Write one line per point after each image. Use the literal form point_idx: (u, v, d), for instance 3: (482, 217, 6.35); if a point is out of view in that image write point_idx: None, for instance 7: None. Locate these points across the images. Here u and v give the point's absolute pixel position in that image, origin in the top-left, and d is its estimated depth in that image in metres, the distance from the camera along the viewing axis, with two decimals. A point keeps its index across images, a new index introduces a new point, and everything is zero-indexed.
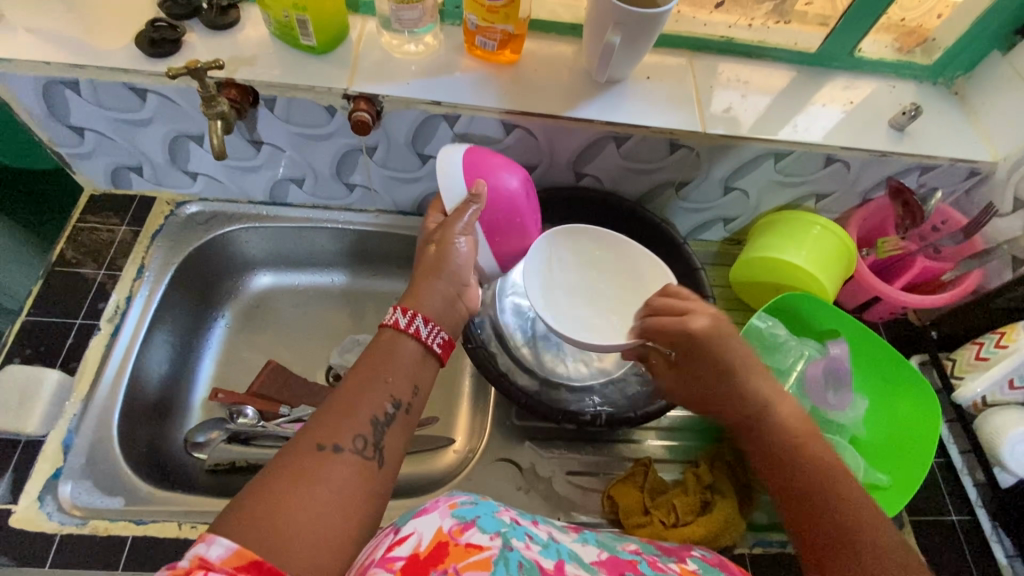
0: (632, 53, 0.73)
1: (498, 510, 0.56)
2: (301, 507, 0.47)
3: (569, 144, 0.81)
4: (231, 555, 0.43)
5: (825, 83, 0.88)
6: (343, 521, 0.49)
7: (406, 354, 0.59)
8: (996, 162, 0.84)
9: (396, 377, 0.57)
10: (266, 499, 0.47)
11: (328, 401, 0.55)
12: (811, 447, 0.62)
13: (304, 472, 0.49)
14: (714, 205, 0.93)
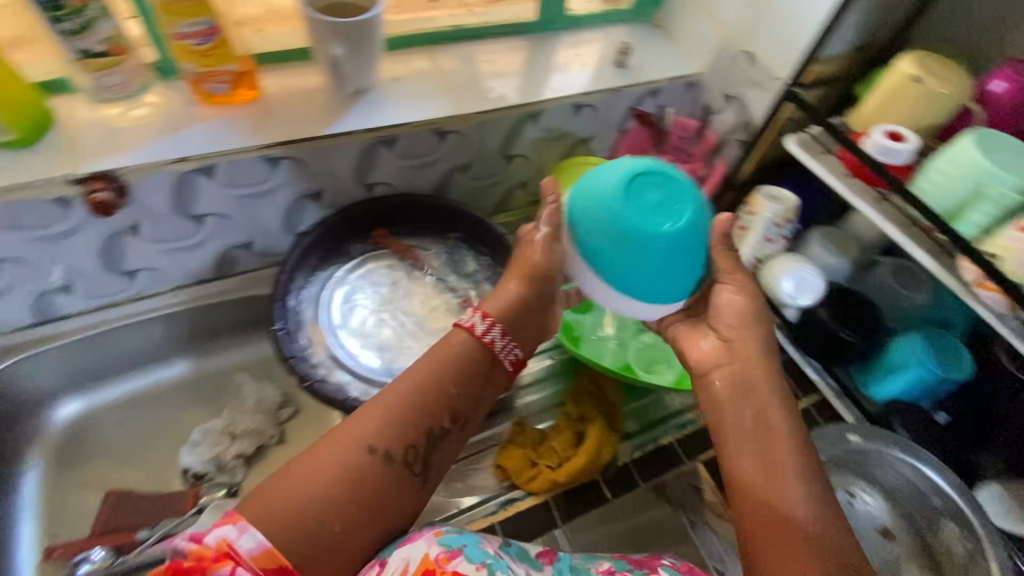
0: (362, 60, 0.76)
1: (482, 541, 0.55)
2: (326, 504, 0.51)
3: (343, 162, 0.81)
4: (261, 552, 0.48)
5: (554, 44, 0.98)
6: (359, 530, 0.53)
7: (465, 353, 0.60)
8: (701, 72, 1.00)
9: (458, 385, 0.58)
10: (305, 477, 0.52)
11: (398, 384, 0.58)
12: (777, 425, 0.54)
13: (347, 469, 0.53)
14: (504, 175, 0.99)
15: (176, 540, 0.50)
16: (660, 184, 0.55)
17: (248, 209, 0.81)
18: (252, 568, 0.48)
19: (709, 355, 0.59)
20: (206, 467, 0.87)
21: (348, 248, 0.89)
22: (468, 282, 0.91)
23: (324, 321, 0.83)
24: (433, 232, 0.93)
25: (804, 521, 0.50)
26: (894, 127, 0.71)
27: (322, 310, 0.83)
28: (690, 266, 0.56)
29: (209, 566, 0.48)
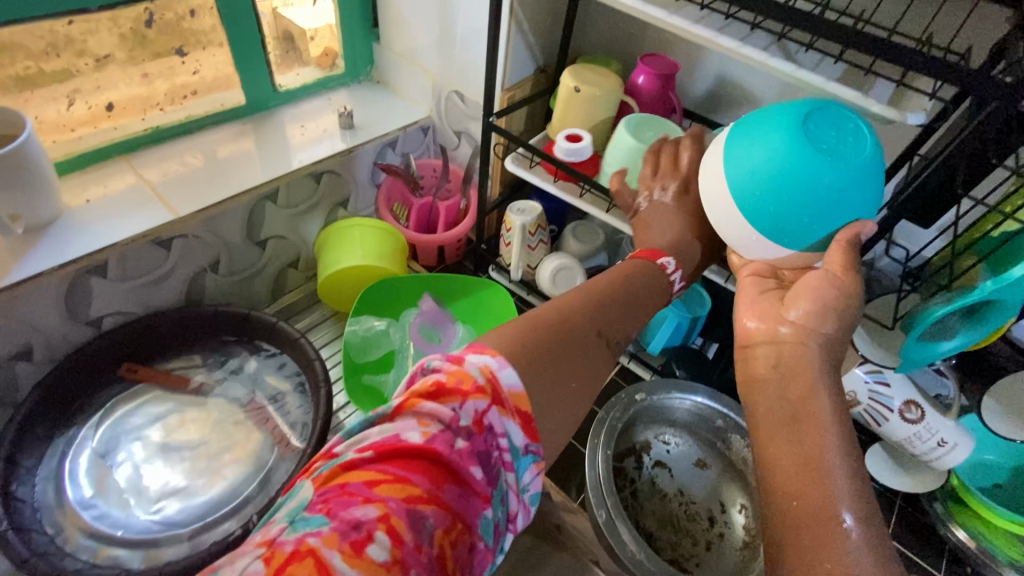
0: (21, 193, 0.68)
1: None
2: (558, 379, 0.43)
3: (42, 307, 0.71)
4: (515, 393, 0.40)
5: (274, 121, 0.97)
6: (562, 415, 0.43)
7: (656, 287, 0.55)
8: (429, 115, 1.06)
9: (651, 275, 0.56)
10: (531, 330, 0.43)
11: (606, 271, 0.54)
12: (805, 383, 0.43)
13: (575, 339, 0.45)
14: (266, 261, 0.95)
15: (416, 367, 0.40)
16: (831, 123, 0.50)
17: None
18: (508, 406, 0.39)
19: (794, 318, 0.44)
20: None
21: (95, 397, 0.77)
22: (252, 384, 0.83)
23: (79, 494, 0.70)
24: (195, 344, 0.84)
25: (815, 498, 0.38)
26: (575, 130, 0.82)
27: (74, 482, 0.71)
28: (869, 196, 0.49)
29: (471, 389, 0.38)
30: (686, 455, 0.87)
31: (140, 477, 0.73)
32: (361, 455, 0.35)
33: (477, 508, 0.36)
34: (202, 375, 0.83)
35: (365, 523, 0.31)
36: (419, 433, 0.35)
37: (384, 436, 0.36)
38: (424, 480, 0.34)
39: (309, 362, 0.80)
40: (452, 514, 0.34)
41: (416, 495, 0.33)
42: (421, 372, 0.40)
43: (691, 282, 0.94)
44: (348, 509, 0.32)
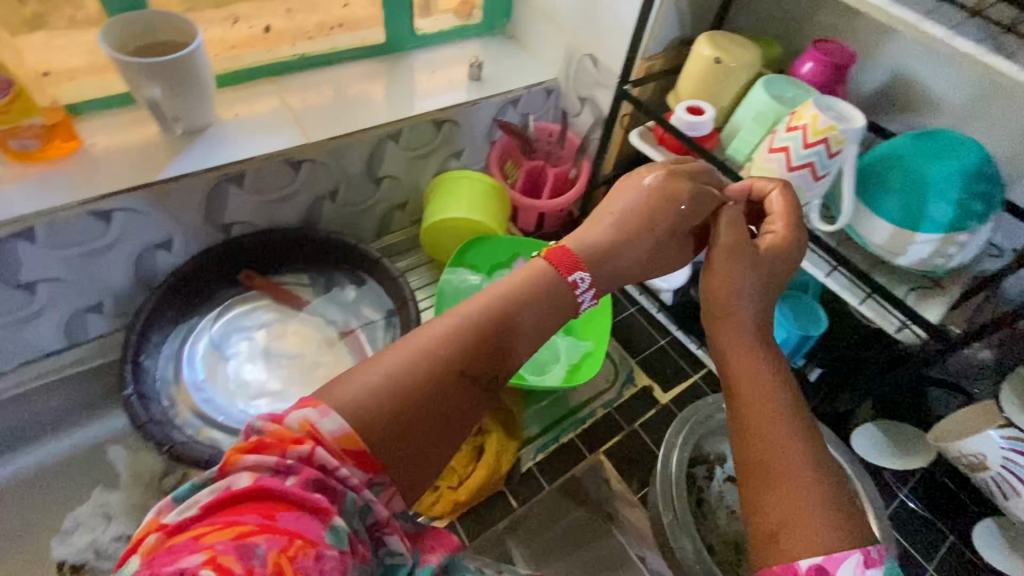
0: (187, 97, 0.73)
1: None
2: (410, 425, 0.42)
3: (189, 205, 0.78)
4: (343, 436, 0.39)
5: (408, 63, 0.99)
6: (413, 456, 0.42)
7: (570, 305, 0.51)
8: (556, 78, 1.03)
9: (576, 270, 0.51)
10: (411, 364, 0.43)
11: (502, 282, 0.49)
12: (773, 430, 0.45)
13: (441, 383, 0.43)
14: (377, 199, 0.98)
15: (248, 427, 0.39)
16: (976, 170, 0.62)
17: (87, 267, 0.75)
18: (333, 451, 0.39)
19: (761, 383, 0.47)
20: (83, 555, 0.80)
21: (214, 295, 0.85)
22: (349, 311, 0.88)
23: (190, 376, 0.78)
24: (303, 266, 0.90)
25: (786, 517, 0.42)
26: (697, 101, 0.77)
27: (189, 365, 0.79)
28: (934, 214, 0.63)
29: (287, 441, 0.38)
30: None
31: (243, 374, 0.80)
32: (189, 516, 0.35)
33: (322, 523, 0.35)
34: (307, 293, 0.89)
35: (187, 568, 0.31)
36: (248, 479, 0.36)
37: (213, 494, 0.35)
38: (255, 516, 0.34)
39: (403, 301, 0.83)
40: (288, 534, 0.34)
41: (244, 532, 0.33)
42: (251, 432, 0.39)
43: (806, 300, 0.88)
44: (171, 563, 0.32)
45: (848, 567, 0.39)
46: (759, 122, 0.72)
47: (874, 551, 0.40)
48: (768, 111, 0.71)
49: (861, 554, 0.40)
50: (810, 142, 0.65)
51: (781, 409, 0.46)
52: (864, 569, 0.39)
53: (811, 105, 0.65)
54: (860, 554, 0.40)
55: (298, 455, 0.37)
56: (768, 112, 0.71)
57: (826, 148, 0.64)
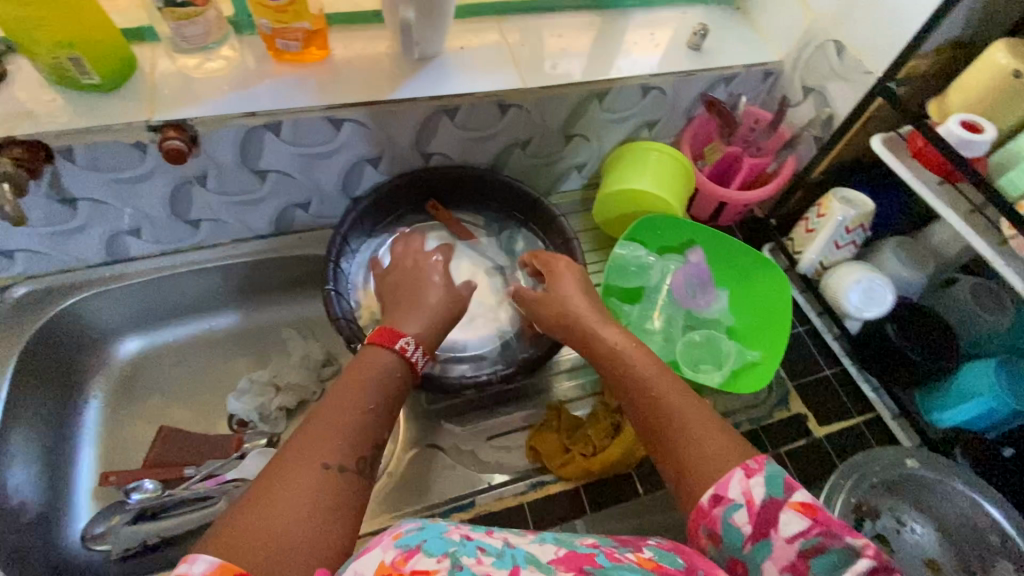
0: (433, 24, 0.75)
1: (446, 530, 0.46)
2: (298, 473, 0.52)
3: (404, 129, 0.82)
4: (215, 570, 0.42)
5: (627, 20, 0.94)
6: (325, 485, 0.52)
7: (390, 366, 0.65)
8: (782, 61, 0.94)
9: (378, 383, 0.63)
10: (294, 458, 0.53)
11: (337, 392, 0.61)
12: (680, 415, 0.56)
13: (297, 464, 0.52)
14: (562, 155, 0.97)
15: None
16: None
17: (309, 168, 0.82)
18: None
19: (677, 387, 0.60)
20: (253, 414, 0.92)
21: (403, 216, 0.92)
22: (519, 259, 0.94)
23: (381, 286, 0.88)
24: (481, 207, 0.96)
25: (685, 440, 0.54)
26: (975, 116, 0.66)
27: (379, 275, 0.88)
28: None
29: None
30: (921, 549, 0.72)
31: None
32: None
33: None
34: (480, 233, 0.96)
35: None
36: None
37: None
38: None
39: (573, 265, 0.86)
40: None
41: None
42: None
43: None
44: None
45: (735, 487, 0.50)
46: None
47: (755, 464, 0.50)
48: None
49: (743, 470, 0.50)
50: None
51: (687, 394, 0.58)
52: (746, 479, 0.50)
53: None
54: (743, 467, 0.50)
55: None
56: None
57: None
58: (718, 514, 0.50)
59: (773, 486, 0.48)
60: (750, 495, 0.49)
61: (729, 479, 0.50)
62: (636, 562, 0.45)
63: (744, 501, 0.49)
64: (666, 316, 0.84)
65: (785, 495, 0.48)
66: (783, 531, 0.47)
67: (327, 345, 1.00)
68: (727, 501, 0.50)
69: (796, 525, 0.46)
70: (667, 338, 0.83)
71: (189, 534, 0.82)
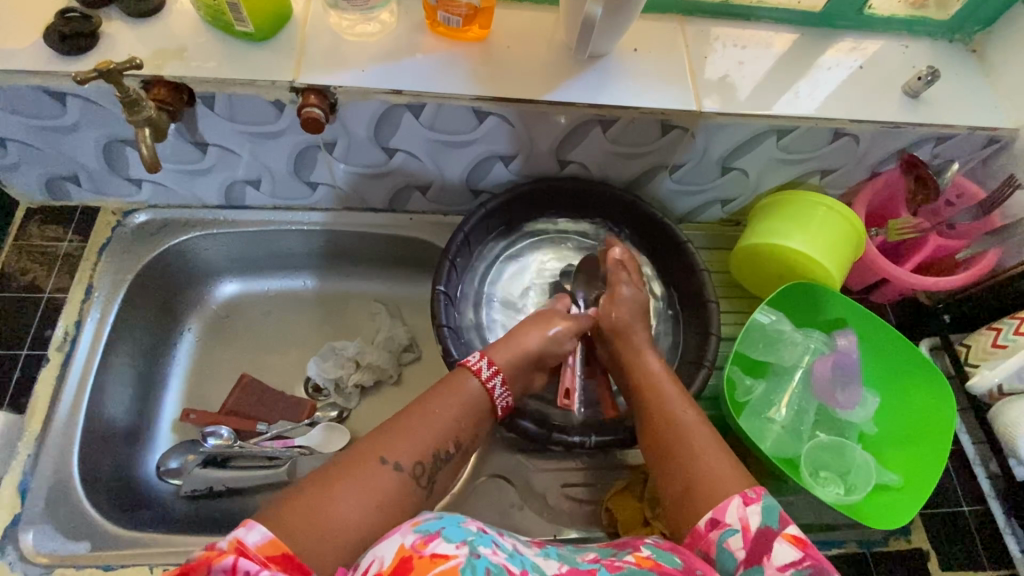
0: (615, 24, 0.65)
1: (465, 520, 0.51)
2: (355, 476, 0.55)
3: (550, 132, 0.73)
4: (265, 545, 0.48)
5: (832, 47, 0.79)
6: (367, 503, 0.54)
7: (473, 394, 0.65)
8: (1017, 129, 0.76)
9: (462, 416, 0.63)
10: (357, 461, 0.57)
11: (418, 410, 0.62)
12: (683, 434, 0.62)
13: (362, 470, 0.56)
14: (710, 186, 0.85)
15: None
16: None
17: (439, 155, 0.76)
18: (258, 558, 0.46)
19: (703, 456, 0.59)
20: (329, 384, 0.90)
21: (528, 224, 0.86)
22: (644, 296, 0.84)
23: (496, 294, 0.83)
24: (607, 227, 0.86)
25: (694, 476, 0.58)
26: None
27: (499, 282, 0.84)
28: None
29: (216, 556, 0.44)
30: None
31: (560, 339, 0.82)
32: None
33: None
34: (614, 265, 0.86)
35: None
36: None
37: None
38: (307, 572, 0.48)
39: (704, 332, 0.77)
40: None
41: None
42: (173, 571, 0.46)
43: None
44: None
45: (731, 513, 0.54)
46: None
47: (753, 493, 0.55)
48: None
49: (740, 498, 0.55)
50: None
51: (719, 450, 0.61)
52: (743, 505, 0.55)
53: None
54: (741, 496, 0.55)
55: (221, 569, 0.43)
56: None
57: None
58: (714, 536, 0.54)
59: (768, 517, 0.54)
60: (746, 520, 0.54)
61: (729, 500, 0.55)
62: (633, 563, 0.50)
63: (739, 526, 0.54)
64: (795, 408, 0.73)
65: (778, 526, 0.53)
66: (774, 559, 0.52)
67: (413, 329, 0.96)
68: (723, 525, 0.54)
69: (784, 550, 0.52)
70: (790, 433, 0.72)
71: (253, 491, 0.83)
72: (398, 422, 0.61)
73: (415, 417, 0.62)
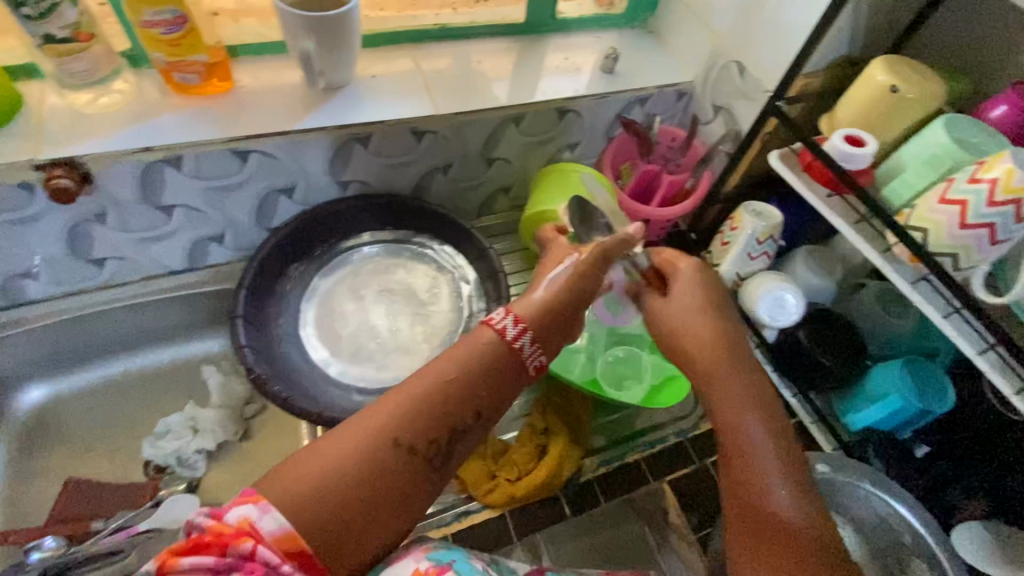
0: (336, 55, 0.75)
1: (470, 557, 0.53)
2: (328, 458, 0.46)
3: (315, 158, 0.80)
4: (284, 535, 0.43)
5: (543, 47, 0.96)
6: (312, 509, 0.44)
7: (489, 348, 0.53)
8: (692, 82, 0.97)
9: (479, 385, 0.52)
10: (343, 444, 0.47)
11: (424, 379, 0.50)
12: (750, 465, 0.53)
13: (366, 458, 0.47)
14: (485, 178, 0.97)
15: (189, 519, 0.44)
16: None
17: (217, 202, 0.80)
18: (274, 551, 0.42)
19: (782, 505, 0.51)
20: (170, 458, 0.88)
21: (338, 243, 0.88)
22: (450, 281, 0.88)
23: (314, 307, 0.83)
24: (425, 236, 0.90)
25: (779, 522, 0.50)
26: (858, 130, 0.69)
27: (317, 297, 0.84)
28: None
29: (227, 540, 0.42)
30: None
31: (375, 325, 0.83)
32: None
33: None
34: (426, 262, 0.89)
35: None
36: None
37: None
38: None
39: (499, 298, 0.82)
40: None
41: None
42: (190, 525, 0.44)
43: (934, 372, 0.78)
44: None
45: None
46: (931, 166, 0.63)
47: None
48: (945, 153, 0.62)
49: None
50: (998, 200, 0.57)
51: (795, 464, 0.53)
52: None
53: (1007, 156, 0.57)
54: None
55: (239, 553, 0.41)
56: (945, 153, 0.62)
57: (1016, 209, 0.56)
58: None
59: None
60: None
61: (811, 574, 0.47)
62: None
63: None
64: (587, 335, 0.84)
65: None
66: None
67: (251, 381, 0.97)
68: None
69: None
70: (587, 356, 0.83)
71: None
72: (410, 395, 0.50)
73: (447, 392, 0.50)
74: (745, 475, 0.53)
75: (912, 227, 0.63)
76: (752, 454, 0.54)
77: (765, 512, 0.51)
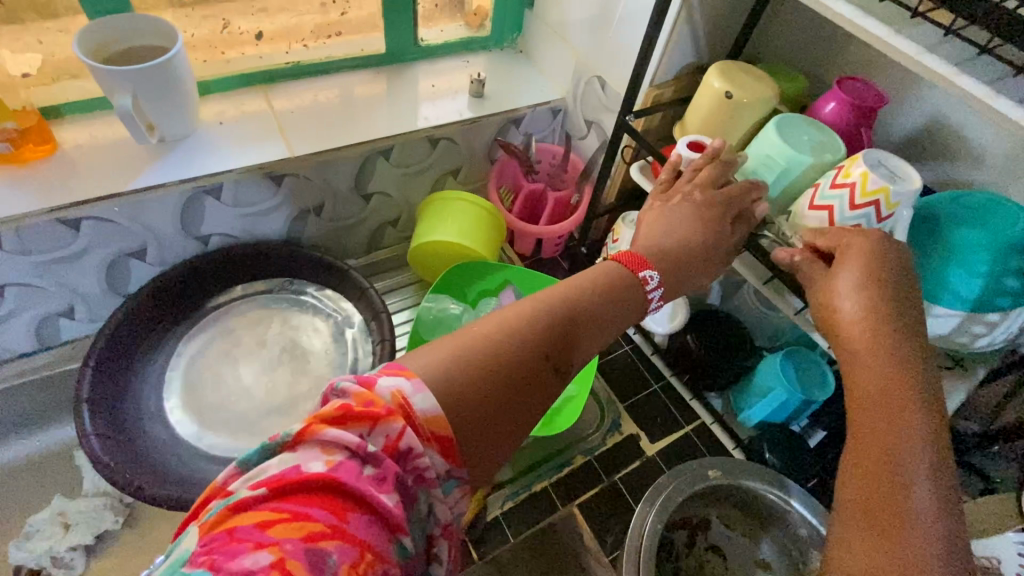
0: (165, 105, 0.71)
1: None
2: (491, 354, 0.39)
3: (163, 216, 0.75)
4: (432, 414, 0.36)
5: (408, 75, 0.94)
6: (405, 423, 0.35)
7: (600, 288, 0.48)
8: (564, 97, 0.97)
9: (617, 316, 0.48)
10: (503, 337, 0.40)
11: (575, 299, 0.45)
12: (893, 438, 0.40)
13: (520, 361, 0.40)
14: (367, 215, 0.94)
15: (328, 385, 0.36)
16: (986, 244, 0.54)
17: (56, 275, 0.74)
18: (422, 434, 0.35)
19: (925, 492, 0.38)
20: (39, 561, 0.79)
21: (204, 301, 0.83)
22: (333, 328, 0.84)
23: (178, 375, 0.78)
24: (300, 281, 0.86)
25: (908, 518, 0.37)
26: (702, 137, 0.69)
27: (182, 363, 0.79)
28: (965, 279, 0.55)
29: (378, 413, 0.34)
30: (753, 551, 0.75)
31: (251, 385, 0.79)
32: (254, 494, 0.31)
33: (387, 536, 0.32)
34: (306, 310, 0.85)
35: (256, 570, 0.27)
36: (264, 490, 0.31)
37: (280, 470, 0.32)
38: (326, 514, 0.30)
39: (381, 341, 0.79)
40: (358, 545, 0.30)
41: (314, 532, 0.30)
42: (330, 393, 0.36)
43: (817, 359, 0.80)
44: (235, 558, 0.28)
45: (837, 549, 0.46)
46: (766, 166, 0.63)
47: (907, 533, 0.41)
48: (778, 155, 0.62)
49: None
50: (857, 204, 0.56)
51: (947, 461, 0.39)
52: None
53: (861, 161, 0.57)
54: None
55: (384, 431, 0.34)
56: (776, 153, 0.62)
57: (875, 211, 0.56)
58: None
59: None
60: None
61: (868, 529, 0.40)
62: None
63: None
64: None
65: None
66: None
67: None
68: None
69: None
70: None
71: None
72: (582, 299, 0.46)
73: (575, 327, 0.44)
74: (887, 449, 0.40)
75: (786, 233, 0.62)
76: (901, 406, 0.41)
77: (903, 501, 0.37)
